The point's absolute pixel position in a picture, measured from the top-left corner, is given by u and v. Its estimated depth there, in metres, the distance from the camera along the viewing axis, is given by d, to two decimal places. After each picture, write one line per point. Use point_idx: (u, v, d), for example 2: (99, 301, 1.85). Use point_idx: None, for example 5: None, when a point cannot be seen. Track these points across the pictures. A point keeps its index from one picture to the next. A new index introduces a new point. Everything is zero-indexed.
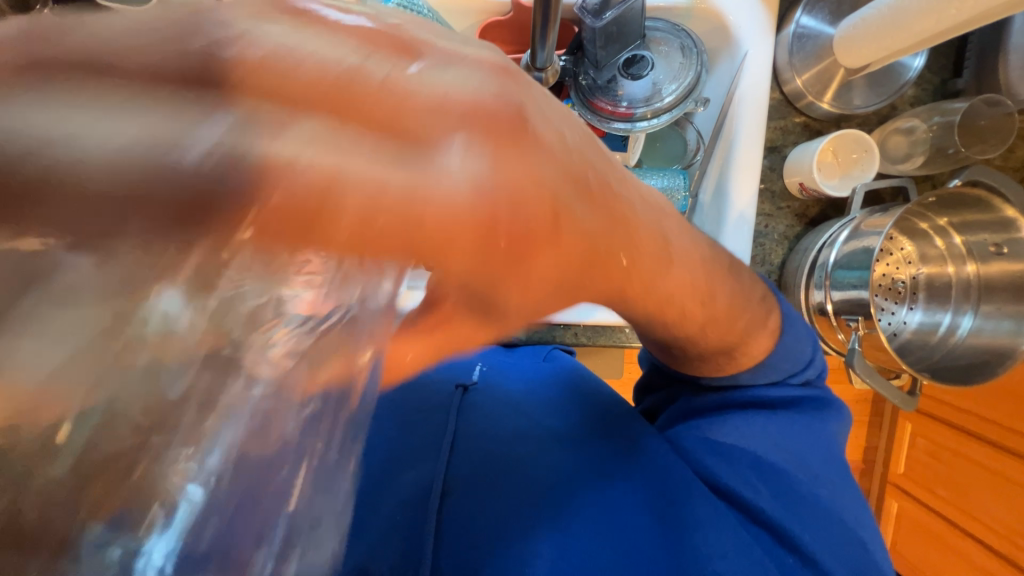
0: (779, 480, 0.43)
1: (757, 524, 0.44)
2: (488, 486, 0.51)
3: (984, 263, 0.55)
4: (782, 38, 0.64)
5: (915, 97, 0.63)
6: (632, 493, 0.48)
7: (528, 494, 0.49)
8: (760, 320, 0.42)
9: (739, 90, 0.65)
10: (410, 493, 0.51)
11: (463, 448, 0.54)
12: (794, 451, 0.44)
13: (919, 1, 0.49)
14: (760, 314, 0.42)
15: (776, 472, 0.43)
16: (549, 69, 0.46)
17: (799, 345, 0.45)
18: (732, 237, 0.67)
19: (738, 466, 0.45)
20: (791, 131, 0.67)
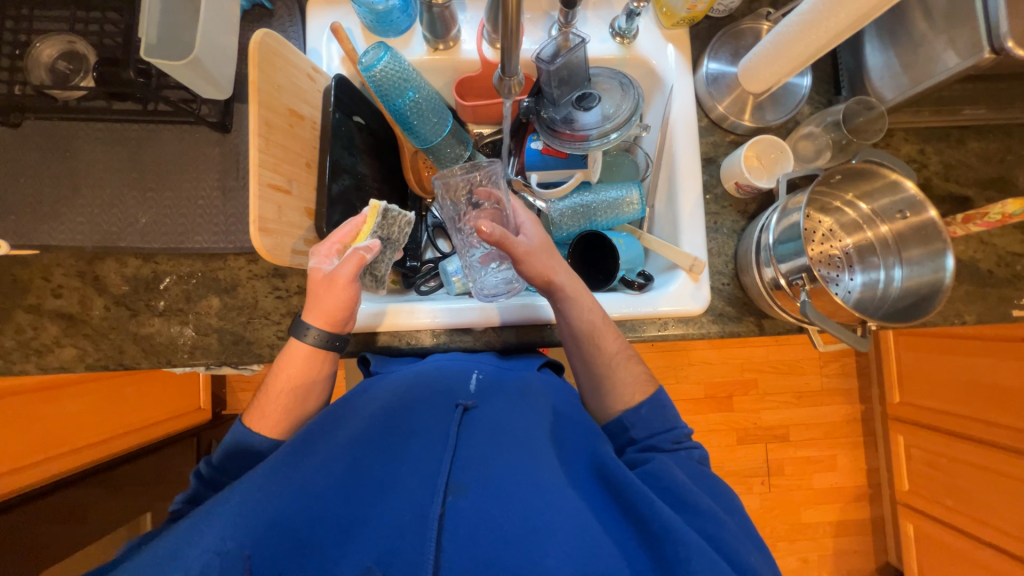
0: (703, 507, 0.53)
1: (705, 536, 0.51)
2: (492, 481, 0.52)
3: (891, 223, 0.67)
4: (698, 77, 0.80)
5: (811, 111, 0.79)
6: (603, 511, 0.54)
7: (532, 492, 0.51)
8: (637, 355, 0.69)
9: (672, 117, 0.79)
10: (414, 498, 0.51)
11: (467, 451, 0.55)
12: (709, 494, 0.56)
13: (789, 35, 0.64)
14: (633, 360, 0.68)
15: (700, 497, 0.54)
16: (514, 80, 0.57)
17: (672, 412, 0.66)
18: (689, 232, 0.76)
19: (674, 494, 0.55)
20: (721, 146, 0.81)
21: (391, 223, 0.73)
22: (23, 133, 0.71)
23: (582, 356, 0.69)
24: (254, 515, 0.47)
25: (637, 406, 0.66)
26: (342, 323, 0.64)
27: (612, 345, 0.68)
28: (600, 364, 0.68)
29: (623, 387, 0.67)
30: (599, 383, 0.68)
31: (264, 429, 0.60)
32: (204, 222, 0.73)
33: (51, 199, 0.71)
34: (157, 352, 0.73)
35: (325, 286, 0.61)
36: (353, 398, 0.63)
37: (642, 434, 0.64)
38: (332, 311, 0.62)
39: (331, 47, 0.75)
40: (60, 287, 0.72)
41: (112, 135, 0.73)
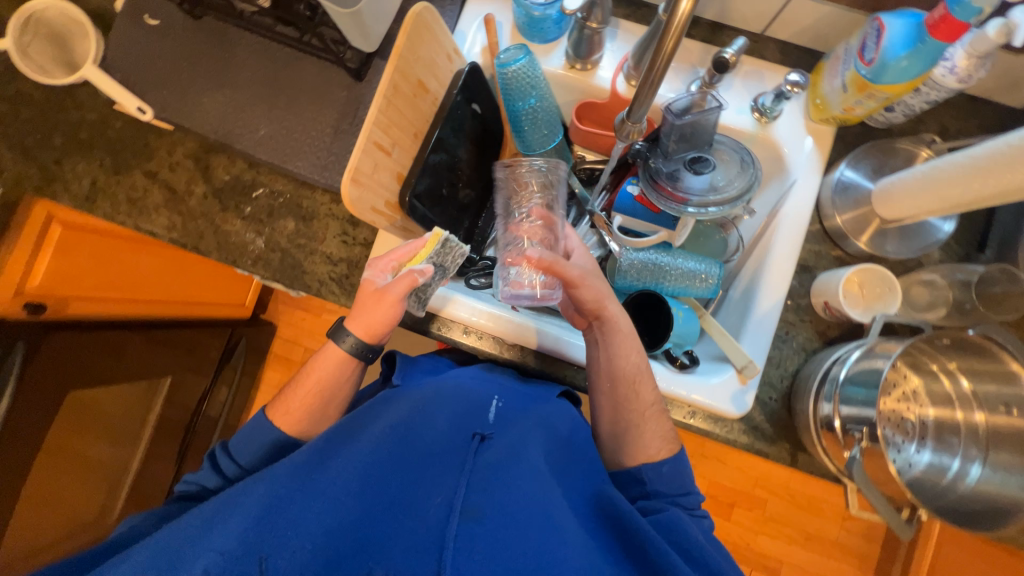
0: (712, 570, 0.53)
1: None
2: (513, 517, 0.52)
3: (991, 413, 0.59)
4: (828, 180, 0.74)
5: (941, 258, 0.71)
6: (609, 554, 0.54)
7: (552, 536, 0.51)
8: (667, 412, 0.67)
9: (782, 210, 0.74)
10: (430, 514, 0.52)
11: (481, 484, 0.55)
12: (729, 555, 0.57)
13: (946, 173, 0.58)
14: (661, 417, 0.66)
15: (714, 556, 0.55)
16: (635, 128, 0.55)
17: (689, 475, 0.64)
18: (755, 332, 0.71)
19: (692, 553, 0.55)
20: (823, 258, 0.74)
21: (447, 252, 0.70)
22: (201, 27, 0.81)
23: (614, 397, 0.66)
24: (276, 515, 0.49)
25: (659, 462, 0.63)
26: (378, 335, 0.66)
27: (650, 395, 0.65)
28: (632, 412, 0.65)
29: (649, 442, 0.64)
30: (621, 432, 0.66)
31: (283, 424, 0.65)
32: (310, 152, 0.78)
33: (200, 89, 0.81)
34: (228, 249, 0.79)
35: (372, 300, 0.65)
36: (376, 405, 0.63)
37: (661, 489, 0.62)
38: (374, 325, 0.65)
39: (478, 35, 0.78)
40: (176, 164, 0.81)
41: (265, 51, 0.81)
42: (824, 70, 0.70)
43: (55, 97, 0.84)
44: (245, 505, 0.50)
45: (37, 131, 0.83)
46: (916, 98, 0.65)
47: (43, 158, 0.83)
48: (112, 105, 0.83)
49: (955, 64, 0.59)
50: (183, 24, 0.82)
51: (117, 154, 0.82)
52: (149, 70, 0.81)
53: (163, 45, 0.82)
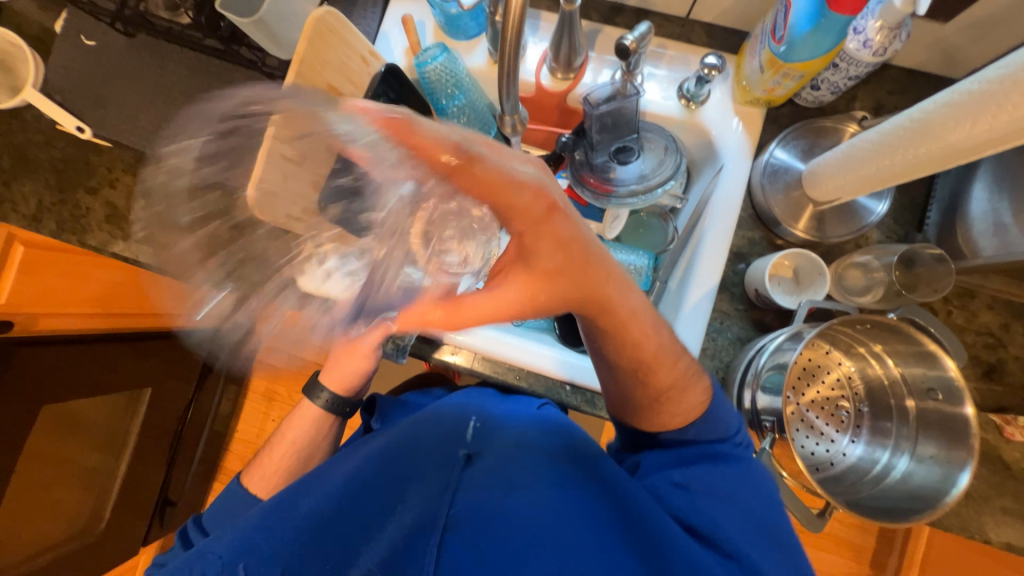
0: (743, 515, 0.51)
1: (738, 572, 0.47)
2: (497, 521, 0.52)
3: (920, 400, 0.56)
4: (758, 163, 0.72)
5: (879, 239, 0.68)
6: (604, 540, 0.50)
7: (534, 539, 0.50)
8: (693, 386, 0.57)
9: (712, 197, 0.72)
10: (410, 526, 0.52)
11: (464, 494, 0.54)
12: (756, 510, 0.52)
13: (862, 151, 0.56)
14: (682, 380, 0.56)
15: (750, 498, 0.52)
16: (517, 119, 0.64)
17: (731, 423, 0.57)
18: (685, 325, 0.70)
19: (695, 526, 0.51)
20: (757, 244, 0.72)
21: None
22: (134, 45, 0.83)
23: (622, 381, 0.58)
24: (263, 533, 0.51)
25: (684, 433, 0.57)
26: (350, 387, 0.81)
27: (665, 378, 0.56)
28: (648, 399, 0.57)
29: (671, 419, 0.57)
30: (637, 411, 0.59)
31: (251, 483, 0.77)
32: None
33: (136, 105, 0.82)
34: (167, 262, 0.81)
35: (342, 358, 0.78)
36: (353, 446, 0.65)
37: (672, 438, 0.58)
38: (344, 378, 0.80)
39: (400, 36, 0.77)
40: (116, 180, 0.83)
41: (197, 64, 0.82)
42: (748, 51, 0.68)
43: (3, 120, 0.86)
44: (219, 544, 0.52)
45: None
46: (836, 74, 0.63)
47: None
48: (55, 126, 0.85)
49: (867, 37, 0.57)
50: (117, 43, 0.84)
51: (61, 173, 0.84)
52: (88, 90, 0.84)
53: (101, 64, 0.84)
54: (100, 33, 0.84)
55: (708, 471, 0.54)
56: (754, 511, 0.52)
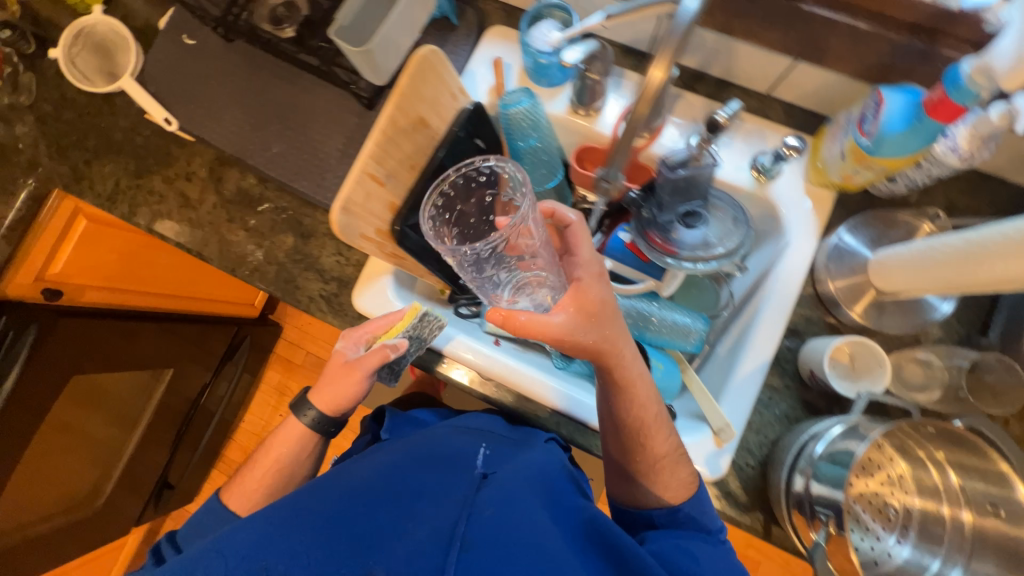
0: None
1: None
2: (515, 546, 0.53)
3: (979, 515, 0.55)
4: (824, 244, 0.72)
5: (940, 337, 0.68)
6: None
7: (550, 573, 0.51)
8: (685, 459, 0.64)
9: (774, 272, 0.73)
10: (425, 540, 0.52)
11: (479, 513, 0.55)
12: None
13: (942, 253, 0.56)
14: (677, 455, 0.63)
15: (726, 573, 0.58)
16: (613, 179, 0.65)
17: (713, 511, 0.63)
18: (734, 395, 0.69)
19: None
20: (814, 323, 0.72)
21: (427, 324, 0.74)
22: (231, 49, 0.87)
23: (620, 441, 0.63)
24: (272, 539, 0.53)
25: (676, 506, 0.62)
26: (337, 409, 0.75)
27: (660, 447, 0.62)
28: (642, 464, 0.63)
29: (663, 488, 0.63)
30: (631, 477, 0.64)
31: (229, 502, 0.75)
32: (314, 173, 0.82)
33: (224, 106, 0.86)
34: (228, 259, 0.82)
35: (333, 376, 0.75)
36: (367, 453, 0.68)
37: (665, 521, 0.62)
38: (330, 400, 0.75)
39: (486, 76, 0.80)
40: (192, 174, 0.86)
41: (288, 75, 0.85)
42: (827, 134, 0.70)
43: (95, 102, 0.90)
44: (242, 535, 0.54)
45: (74, 133, 0.90)
46: (918, 171, 0.64)
47: (76, 158, 0.89)
48: (143, 115, 0.88)
49: (956, 143, 0.56)
50: (215, 46, 0.87)
51: (141, 160, 0.87)
52: (180, 86, 0.87)
53: (197, 63, 0.88)
54: (201, 34, 0.88)
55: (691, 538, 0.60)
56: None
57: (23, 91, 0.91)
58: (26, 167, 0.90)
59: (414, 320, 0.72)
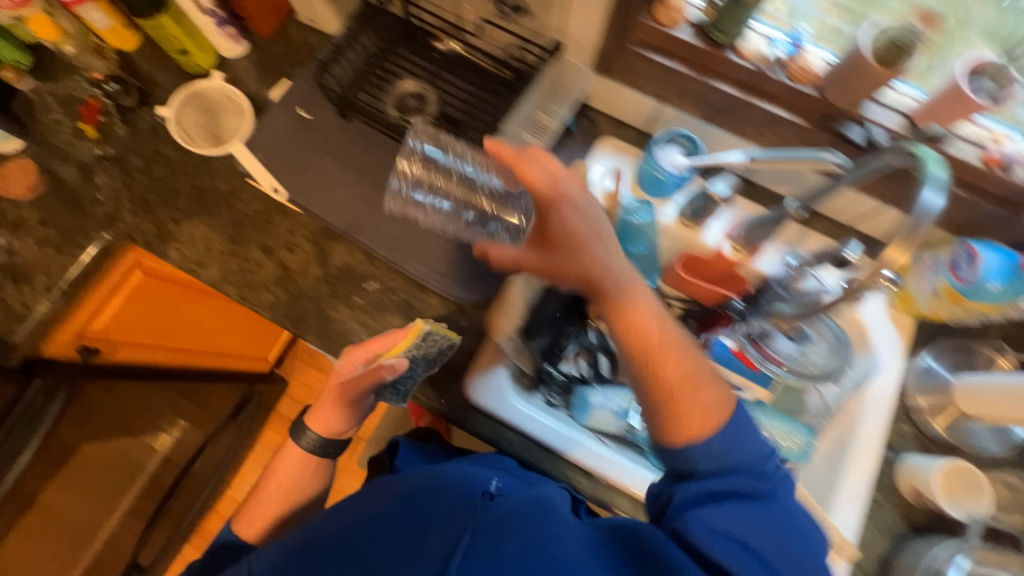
0: (748, 555, 0.51)
1: None
2: (500, 527, 0.57)
3: None
4: (912, 364, 0.79)
5: (1016, 459, 0.75)
6: None
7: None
8: (707, 379, 0.57)
9: (868, 389, 0.78)
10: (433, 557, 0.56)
11: (493, 524, 0.57)
12: (747, 545, 0.52)
13: None
14: (705, 373, 0.58)
15: (794, 549, 0.52)
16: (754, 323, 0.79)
17: (751, 438, 0.57)
18: (845, 511, 0.72)
19: None
20: (906, 439, 0.77)
21: (432, 342, 0.71)
22: (347, 126, 0.88)
23: (665, 404, 0.57)
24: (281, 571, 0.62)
25: (709, 438, 0.55)
26: (333, 429, 0.80)
27: (671, 370, 0.57)
28: (662, 397, 0.57)
29: (692, 417, 0.56)
30: (673, 419, 0.57)
31: (241, 531, 0.79)
32: (428, 256, 0.82)
33: (335, 180, 0.86)
34: (330, 339, 0.79)
35: (332, 395, 0.77)
36: (386, 479, 0.68)
37: (708, 468, 0.56)
38: (328, 419, 0.80)
39: (603, 182, 0.86)
40: (294, 244, 0.83)
41: (404, 157, 0.87)
42: (909, 270, 0.80)
43: (191, 161, 0.87)
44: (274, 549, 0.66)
45: (164, 189, 0.86)
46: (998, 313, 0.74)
47: (163, 216, 0.84)
48: (246, 180, 0.86)
49: None
50: (331, 121, 0.89)
51: (237, 224, 0.84)
52: (290, 156, 0.87)
53: (310, 135, 0.88)
54: (317, 108, 0.89)
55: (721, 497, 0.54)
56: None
57: (111, 141, 0.87)
58: (103, 220, 0.84)
59: (415, 341, 0.69)
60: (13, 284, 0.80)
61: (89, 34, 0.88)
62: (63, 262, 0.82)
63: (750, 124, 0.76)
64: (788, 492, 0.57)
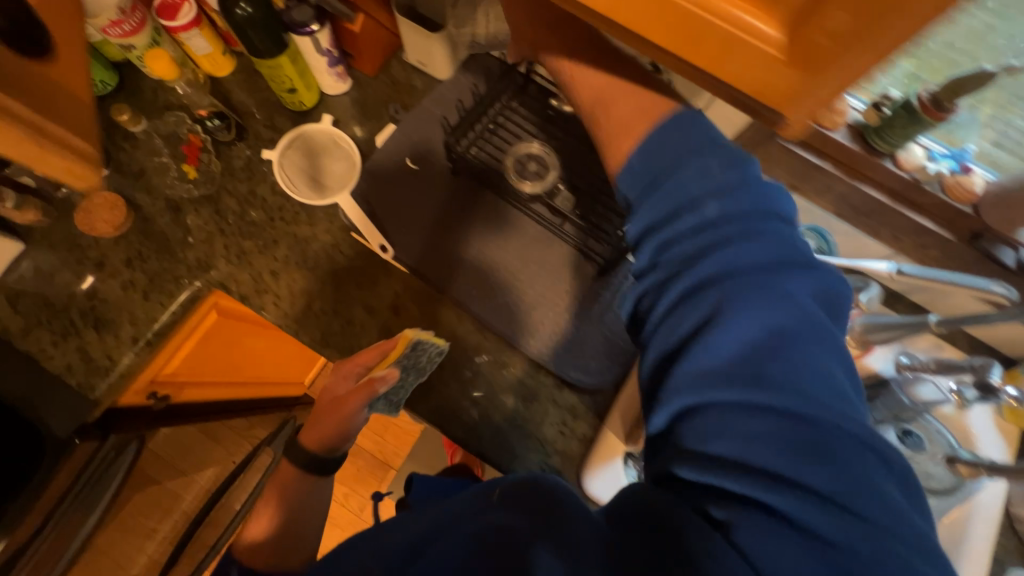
0: (791, 414, 0.38)
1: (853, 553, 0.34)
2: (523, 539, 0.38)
3: None
4: None
5: None
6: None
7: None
8: (717, 157, 0.46)
9: (975, 500, 0.78)
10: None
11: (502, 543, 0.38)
12: (802, 423, 0.37)
13: None
14: (681, 153, 0.47)
15: (806, 389, 0.38)
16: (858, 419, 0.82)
17: (739, 207, 0.44)
18: None
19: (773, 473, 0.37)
20: (1010, 552, 0.78)
21: (420, 353, 0.71)
22: (458, 182, 0.83)
23: (656, 197, 0.46)
24: None
25: (694, 232, 0.44)
26: (325, 445, 0.66)
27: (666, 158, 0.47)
28: (663, 173, 0.47)
29: (700, 174, 0.45)
30: (654, 195, 0.47)
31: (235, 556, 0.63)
32: (542, 330, 0.78)
33: (444, 240, 0.81)
34: (440, 415, 0.76)
35: (322, 411, 0.68)
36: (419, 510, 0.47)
37: (690, 278, 0.43)
38: (322, 434, 0.66)
39: None
40: (401, 308, 0.79)
41: (516, 220, 0.82)
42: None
43: (291, 208, 0.82)
44: None
45: (261, 237, 0.80)
46: None
47: (259, 266, 0.79)
48: (350, 234, 0.82)
49: None
50: (440, 175, 0.84)
51: (340, 281, 0.79)
52: (396, 210, 0.82)
53: (416, 188, 0.83)
54: (426, 160, 0.84)
55: (742, 386, 0.39)
56: (893, 521, 0.35)
57: (205, 179, 0.82)
58: (193, 265, 0.78)
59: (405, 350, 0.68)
60: (95, 332, 0.74)
61: (186, 60, 0.82)
62: (150, 311, 0.76)
63: (888, 228, 0.74)
64: (750, 255, 0.42)
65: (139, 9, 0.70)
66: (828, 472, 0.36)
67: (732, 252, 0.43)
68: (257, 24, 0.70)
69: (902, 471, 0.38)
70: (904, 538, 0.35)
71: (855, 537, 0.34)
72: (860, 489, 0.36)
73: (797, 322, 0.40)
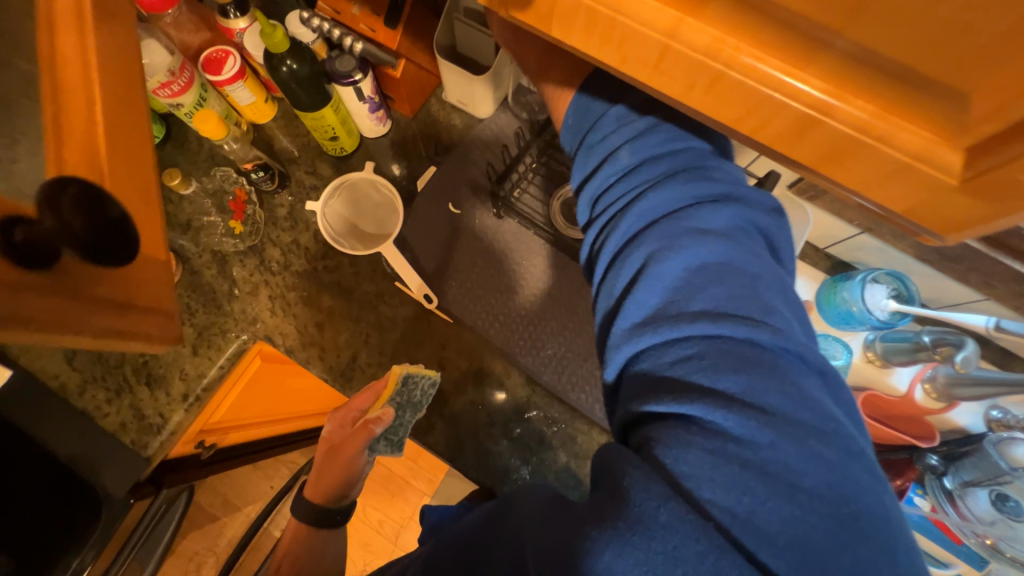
0: (726, 331, 0.37)
1: (806, 461, 0.33)
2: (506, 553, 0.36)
3: None
4: None
5: None
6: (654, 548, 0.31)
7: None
8: (653, 123, 0.46)
9: None
10: None
11: None
12: (738, 339, 0.37)
13: None
14: (616, 122, 0.47)
15: (717, 303, 0.38)
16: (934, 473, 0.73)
17: (655, 152, 0.45)
18: None
19: (712, 391, 0.36)
20: None
21: (414, 387, 0.67)
22: (502, 227, 0.81)
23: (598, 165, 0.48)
24: None
25: (632, 185, 0.46)
26: (328, 497, 0.65)
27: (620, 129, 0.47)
28: (608, 143, 0.47)
29: (632, 134, 0.46)
30: (597, 166, 0.48)
31: None
32: (594, 385, 0.75)
33: (490, 288, 0.79)
34: (488, 473, 0.73)
35: (323, 460, 0.65)
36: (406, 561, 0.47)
37: (626, 227, 0.44)
38: (324, 486, 0.65)
39: None
40: (447, 360, 0.78)
41: (564, 267, 0.79)
42: None
43: (333, 257, 0.81)
44: None
45: (305, 287, 0.80)
46: None
47: (305, 318, 0.78)
48: (393, 282, 0.80)
49: None
50: (483, 220, 0.81)
51: (385, 332, 0.78)
52: (440, 257, 0.80)
53: (460, 234, 0.81)
54: (469, 204, 0.82)
55: (668, 319, 0.39)
56: (817, 421, 0.35)
57: (251, 231, 0.81)
58: (240, 317, 0.79)
59: (398, 389, 0.65)
60: (147, 389, 0.75)
61: (231, 112, 0.82)
62: (199, 365, 0.76)
63: (978, 273, 0.64)
64: (665, 196, 0.43)
65: (187, 68, 0.71)
66: (768, 385, 0.35)
67: (654, 197, 0.44)
68: (302, 80, 0.70)
69: (824, 372, 0.38)
70: (831, 439, 0.34)
71: (777, 436, 0.34)
72: (800, 401, 0.35)
73: (727, 250, 0.40)
